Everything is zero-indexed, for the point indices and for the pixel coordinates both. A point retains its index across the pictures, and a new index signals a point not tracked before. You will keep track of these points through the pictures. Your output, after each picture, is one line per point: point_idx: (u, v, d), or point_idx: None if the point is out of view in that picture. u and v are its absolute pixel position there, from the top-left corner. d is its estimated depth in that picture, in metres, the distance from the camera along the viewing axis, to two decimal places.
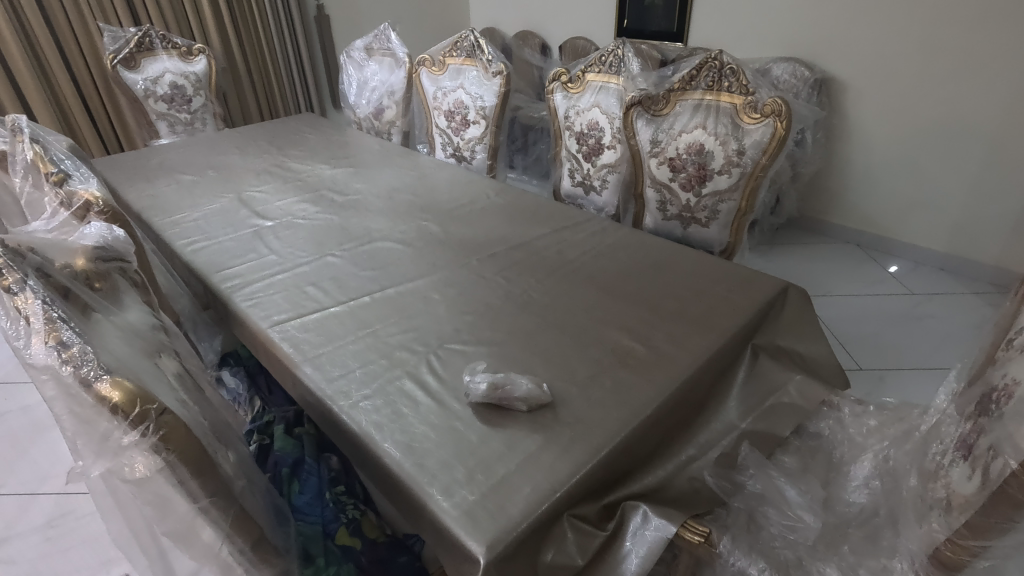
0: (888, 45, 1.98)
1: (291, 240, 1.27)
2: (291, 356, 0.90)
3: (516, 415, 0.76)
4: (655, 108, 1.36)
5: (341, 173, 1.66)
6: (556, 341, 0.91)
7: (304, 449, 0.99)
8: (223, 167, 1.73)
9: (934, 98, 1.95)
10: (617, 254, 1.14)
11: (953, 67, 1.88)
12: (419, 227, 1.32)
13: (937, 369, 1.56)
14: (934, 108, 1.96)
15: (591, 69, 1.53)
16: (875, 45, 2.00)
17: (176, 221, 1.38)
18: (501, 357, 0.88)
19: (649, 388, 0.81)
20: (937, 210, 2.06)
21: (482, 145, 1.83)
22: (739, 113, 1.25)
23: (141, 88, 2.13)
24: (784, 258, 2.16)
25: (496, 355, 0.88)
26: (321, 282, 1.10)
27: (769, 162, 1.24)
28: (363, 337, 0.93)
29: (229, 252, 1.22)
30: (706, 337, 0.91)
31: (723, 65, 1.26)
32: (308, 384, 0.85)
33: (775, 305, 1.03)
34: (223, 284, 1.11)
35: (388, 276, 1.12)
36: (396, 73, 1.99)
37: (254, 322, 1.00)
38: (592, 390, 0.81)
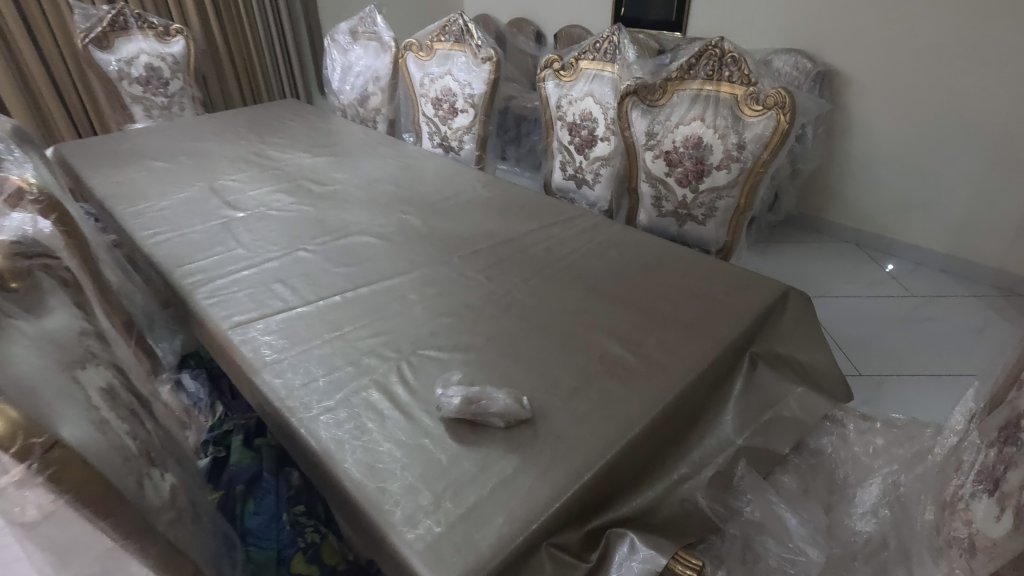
0: (894, 37, 1.90)
1: (261, 232, 1.19)
2: (250, 361, 0.82)
3: (492, 432, 0.69)
4: (651, 98, 1.29)
5: (321, 162, 1.58)
6: (540, 346, 0.83)
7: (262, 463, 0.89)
8: (197, 153, 1.63)
9: (940, 95, 1.88)
10: (609, 253, 1.07)
11: (961, 62, 1.81)
12: (399, 220, 1.24)
13: (940, 376, 1.50)
14: (939, 104, 1.89)
15: (585, 57, 1.45)
16: (880, 38, 1.93)
17: (140, 210, 1.29)
18: (480, 364, 0.80)
19: (639, 403, 0.74)
20: (939, 209, 2.00)
21: (471, 135, 1.75)
22: (740, 104, 1.18)
23: (114, 70, 2.03)
24: (782, 257, 2.10)
25: (474, 362, 0.81)
26: (290, 279, 1.02)
27: (771, 157, 1.16)
28: (331, 340, 0.86)
29: (193, 244, 1.14)
30: (702, 346, 0.84)
31: (724, 53, 1.18)
32: (266, 393, 0.77)
33: (776, 311, 0.96)
34: (184, 280, 1.02)
35: (362, 273, 1.04)
36: (382, 58, 1.90)
37: (214, 322, 0.92)
38: (577, 402, 0.73)
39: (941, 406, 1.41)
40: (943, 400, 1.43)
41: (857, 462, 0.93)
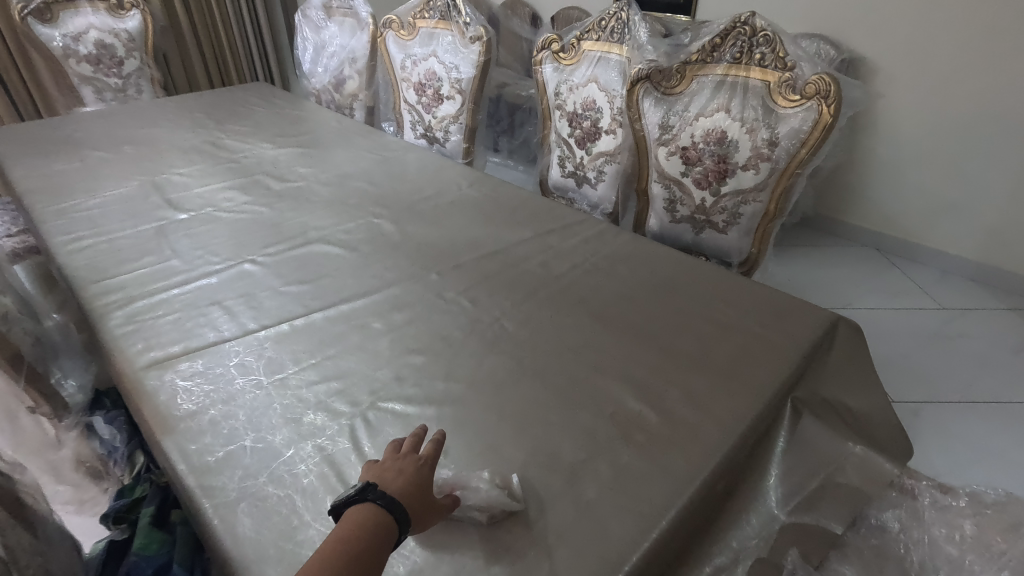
0: (927, 23, 1.72)
1: (203, 238, 0.99)
2: (162, 416, 0.64)
3: (470, 529, 0.52)
4: (667, 85, 1.11)
5: (286, 154, 1.38)
6: (533, 397, 0.65)
7: (173, 551, 0.62)
8: (144, 141, 1.43)
9: (977, 88, 1.71)
10: (618, 270, 0.89)
11: (1003, 52, 1.64)
12: (369, 224, 1.05)
13: (983, 407, 1.34)
14: (975, 98, 1.72)
15: (588, 36, 1.26)
16: (912, 24, 1.75)
17: (63, 210, 1.09)
18: (456, 423, 0.62)
19: (664, 481, 0.56)
20: (970, 213, 1.84)
21: (457, 125, 1.56)
22: (773, 93, 1.00)
23: (59, 46, 1.82)
24: (797, 263, 1.93)
25: (449, 420, 0.63)
26: (229, 301, 0.83)
27: (809, 156, 0.99)
28: (268, 388, 0.67)
29: (119, 253, 0.95)
30: (739, 399, 0.66)
31: (756, 31, 1.00)
32: (177, 465, 0.59)
33: (823, 346, 0.79)
34: (99, 301, 0.83)
35: (318, 293, 0.85)
36: (358, 36, 1.70)
37: (125, 359, 0.73)
38: (582, 484, 0.56)
39: (987, 443, 1.26)
40: (989, 435, 1.27)
41: None
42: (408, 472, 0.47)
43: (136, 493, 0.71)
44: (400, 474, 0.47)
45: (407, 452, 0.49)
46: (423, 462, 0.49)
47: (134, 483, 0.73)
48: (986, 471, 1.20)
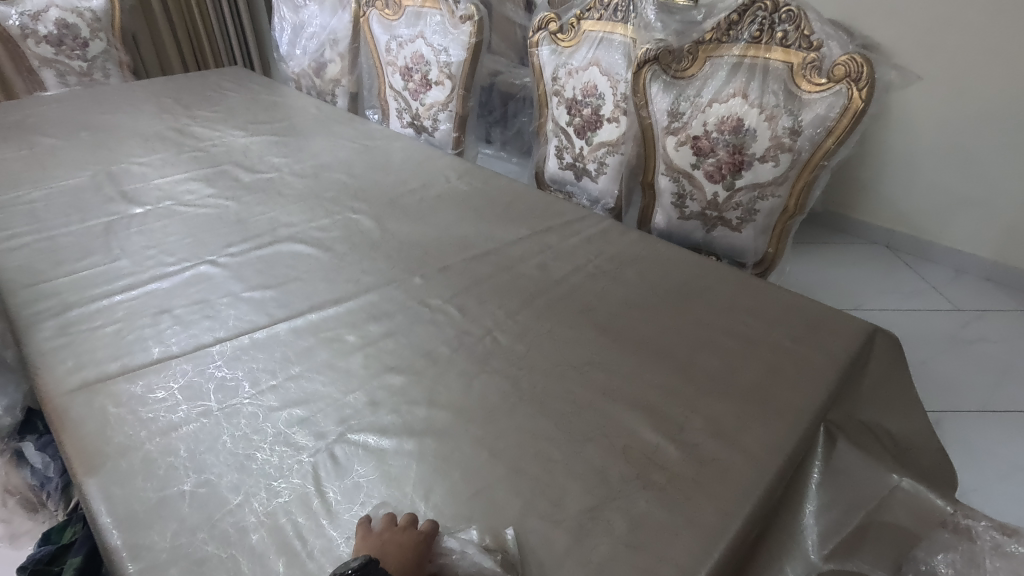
0: (946, 9, 1.64)
1: (158, 236, 0.88)
2: (88, 450, 0.54)
3: None
4: (677, 68, 1.00)
5: (258, 143, 1.27)
6: (529, 429, 0.56)
7: None
8: (104, 128, 1.31)
9: (996, 79, 1.63)
10: (626, 274, 0.79)
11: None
12: (346, 220, 0.95)
13: (1008, 417, 1.26)
14: (995, 89, 1.64)
15: (589, 15, 1.15)
16: (929, 9, 1.66)
17: (4, 203, 0.98)
18: (442, 461, 0.52)
19: (692, 534, 0.47)
20: (985, 209, 1.77)
21: (447, 113, 1.45)
22: (796, 76, 0.90)
23: (16, 25, 1.68)
24: (805, 261, 1.84)
25: (433, 455, 0.53)
26: (181, 309, 0.72)
27: (836, 146, 0.89)
28: (218, 416, 0.57)
29: (61, 253, 0.84)
30: (773, 428, 0.56)
31: (778, 6, 0.90)
32: (98, 514, 0.48)
33: (860, 362, 0.69)
34: (29, 308, 0.72)
35: (285, 300, 0.74)
36: (339, 16, 1.57)
37: (52, 379, 0.62)
38: (592, 540, 0.46)
39: (1014, 457, 1.18)
40: (1017, 448, 1.19)
41: None
42: (405, 548, 0.43)
43: (65, 537, 0.60)
44: (398, 549, 0.42)
45: (407, 525, 0.44)
46: (422, 537, 0.44)
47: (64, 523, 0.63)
48: (1015, 488, 1.12)
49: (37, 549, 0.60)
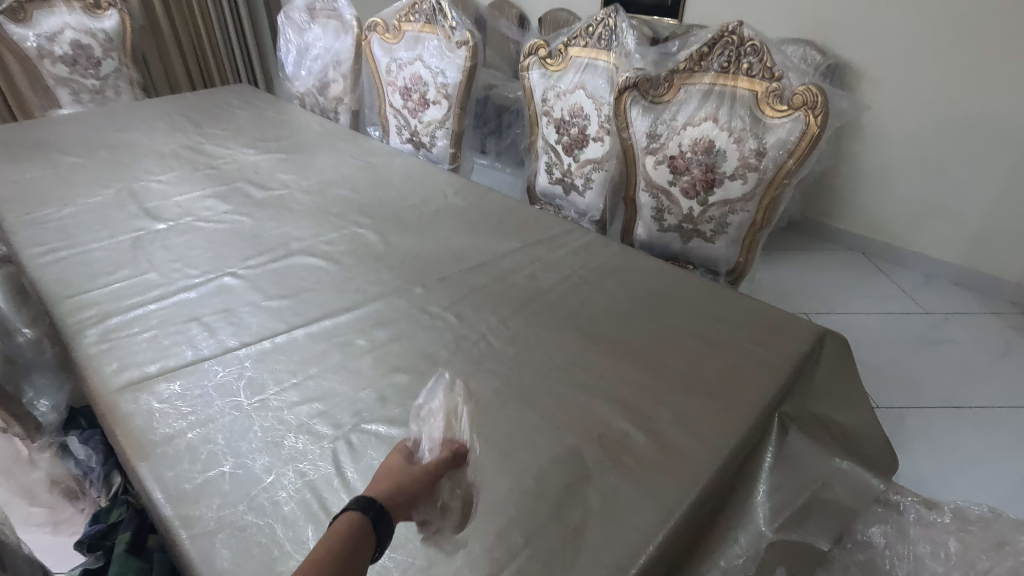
0: (911, 30, 1.75)
1: (181, 250, 0.97)
2: (138, 440, 0.62)
3: (457, 556, 0.51)
4: (655, 94, 1.10)
5: (268, 160, 1.35)
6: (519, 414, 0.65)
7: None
8: (121, 146, 1.40)
9: (960, 96, 1.74)
10: (606, 283, 0.88)
11: (985, 61, 1.67)
12: (352, 235, 1.04)
13: (968, 412, 1.36)
14: (959, 105, 1.75)
15: (575, 42, 1.25)
16: (896, 31, 1.78)
17: (36, 220, 1.06)
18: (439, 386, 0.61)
19: (655, 505, 0.55)
20: (955, 218, 1.87)
21: (443, 130, 1.54)
22: (760, 103, 1.00)
23: (33, 47, 1.77)
24: (785, 267, 1.94)
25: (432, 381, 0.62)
26: (208, 316, 0.81)
27: (796, 167, 0.99)
28: (249, 409, 0.65)
29: (95, 266, 0.92)
30: (728, 418, 0.65)
31: (743, 40, 1.00)
32: (152, 492, 0.57)
33: (810, 361, 0.78)
34: (72, 318, 0.81)
35: (300, 309, 0.83)
36: (342, 39, 1.67)
37: (99, 380, 0.71)
38: (569, 510, 0.55)
39: (972, 450, 1.27)
40: (976, 441, 1.29)
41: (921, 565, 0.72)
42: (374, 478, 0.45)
43: (114, 517, 0.69)
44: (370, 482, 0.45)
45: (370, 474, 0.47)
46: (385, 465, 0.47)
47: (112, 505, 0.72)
48: (969, 478, 1.21)
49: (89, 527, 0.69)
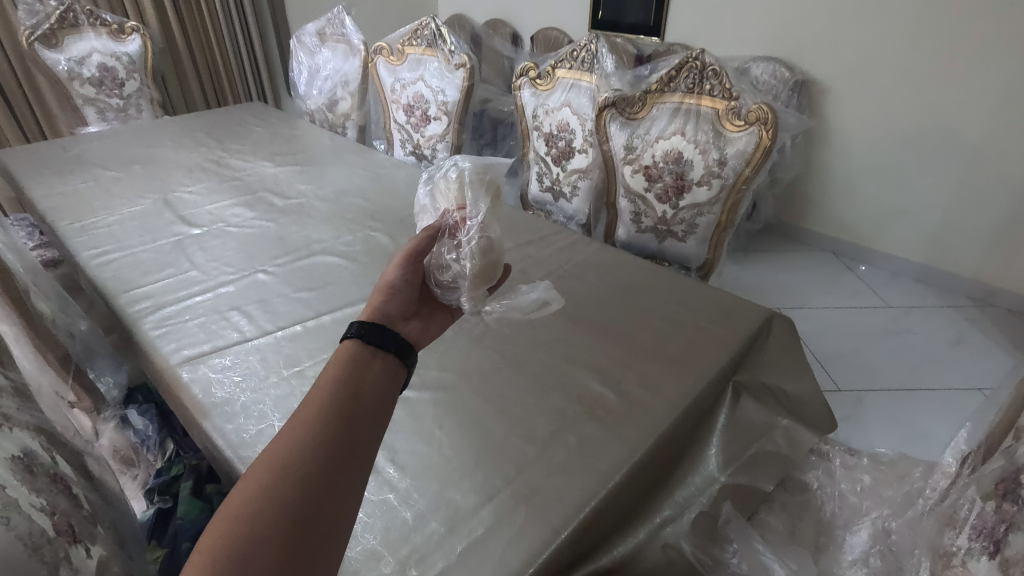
0: (868, 56, 2.07)
1: (217, 252, 1.11)
2: (199, 403, 0.76)
3: (462, 484, 0.64)
4: (630, 111, 1.25)
5: (286, 172, 1.50)
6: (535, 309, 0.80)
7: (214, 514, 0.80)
8: (151, 160, 1.54)
9: (911, 113, 2.05)
10: (588, 275, 1.03)
11: (931, 83, 1.98)
12: (366, 237, 1.18)
13: (921, 391, 1.52)
14: (910, 120, 2.07)
15: (561, 65, 1.40)
16: (855, 59, 2.11)
17: (85, 227, 1.20)
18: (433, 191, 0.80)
19: (620, 446, 0.69)
20: (913, 219, 2.19)
21: (444, 143, 1.68)
22: (721, 119, 1.14)
23: (64, 70, 1.92)
24: (760, 267, 2.12)
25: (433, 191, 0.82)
26: (246, 305, 0.95)
27: (752, 174, 1.13)
28: (289, 379, 0.79)
29: (144, 266, 1.06)
30: (684, 381, 0.79)
31: (705, 65, 1.15)
32: (217, 441, 0.71)
33: (759, 339, 0.89)
34: (130, 308, 0.94)
35: (325, 299, 0.97)
36: (351, 61, 1.83)
37: (161, 357, 0.84)
38: (553, 450, 0.68)
39: (926, 425, 1.41)
40: (929, 418, 1.43)
41: (844, 499, 0.92)
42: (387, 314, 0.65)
43: (173, 471, 0.89)
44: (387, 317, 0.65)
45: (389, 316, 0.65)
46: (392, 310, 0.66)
47: (170, 463, 0.91)
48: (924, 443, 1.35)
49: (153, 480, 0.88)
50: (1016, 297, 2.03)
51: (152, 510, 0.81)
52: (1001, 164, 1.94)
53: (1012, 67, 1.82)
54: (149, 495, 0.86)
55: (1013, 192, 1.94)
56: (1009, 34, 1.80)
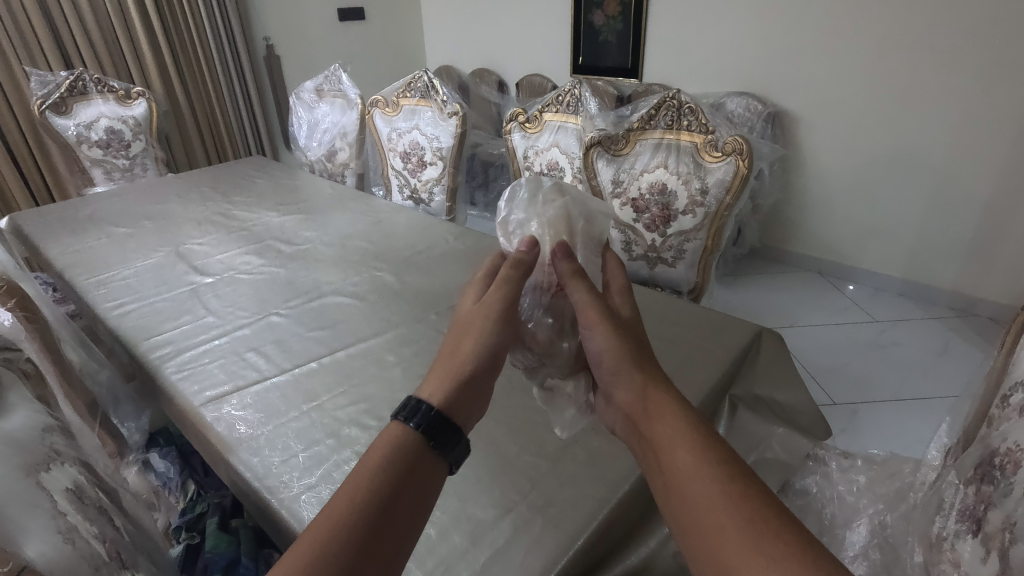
0: (834, 86, 2.22)
1: (231, 298, 1.16)
2: (225, 439, 0.79)
3: (481, 499, 0.68)
4: (615, 148, 1.33)
5: (291, 220, 1.56)
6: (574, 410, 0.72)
7: (240, 546, 0.90)
8: (161, 216, 1.61)
9: (879, 136, 2.18)
10: None
11: (894, 108, 2.11)
12: (372, 277, 1.23)
13: (909, 402, 1.65)
14: (878, 143, 2.20)
15: (548, 109, 1.50)
16: (821, 89, 2.26)
17: (103, 280, 1.25)
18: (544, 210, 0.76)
19: (626, 456, 0.73)
20: (892, 237, 2.29)
21: (440, 186, 1.77)
22: (700, 151, 1.23)
23: (73, 134, 2.01)
24: (748, 291, 2.33)
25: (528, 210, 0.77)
26: (262, 346, 1.00)
27: (733, 201, 1.21)
28: (308, 412, 0.83)
29: (162, 314, 1.11)
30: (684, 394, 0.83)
31: (682, 103, 1.24)
32: (244, 473, 0.74)
33: (750, 353, 0.94)
34: (152, 355, 0.99)
35: (339, 336, 1.02)
36: (348, 114, 1.94)
37: (185, 398, 0.88)
38: (563, 463, 0.73)
39: (911, 429, 1.55)
40: (913, 424, 1.57)
41: (843, 501, 0.96)
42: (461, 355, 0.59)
43: (197, 509, 0.99)
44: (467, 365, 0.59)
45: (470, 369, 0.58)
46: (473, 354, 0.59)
47: (193, 503, 1.02)
48: (911, 445, 1.49)
49: (177, 520, 0.98)
50: (996, 306, 2.11)
51: (182, 545, 0.92)
52: (966, 180, 2.05)
53: (964, 92, 1.96)
54: (175, 533, 0.97)
55: (980, 204, 2.05)
56: (958, 62, 1.94)
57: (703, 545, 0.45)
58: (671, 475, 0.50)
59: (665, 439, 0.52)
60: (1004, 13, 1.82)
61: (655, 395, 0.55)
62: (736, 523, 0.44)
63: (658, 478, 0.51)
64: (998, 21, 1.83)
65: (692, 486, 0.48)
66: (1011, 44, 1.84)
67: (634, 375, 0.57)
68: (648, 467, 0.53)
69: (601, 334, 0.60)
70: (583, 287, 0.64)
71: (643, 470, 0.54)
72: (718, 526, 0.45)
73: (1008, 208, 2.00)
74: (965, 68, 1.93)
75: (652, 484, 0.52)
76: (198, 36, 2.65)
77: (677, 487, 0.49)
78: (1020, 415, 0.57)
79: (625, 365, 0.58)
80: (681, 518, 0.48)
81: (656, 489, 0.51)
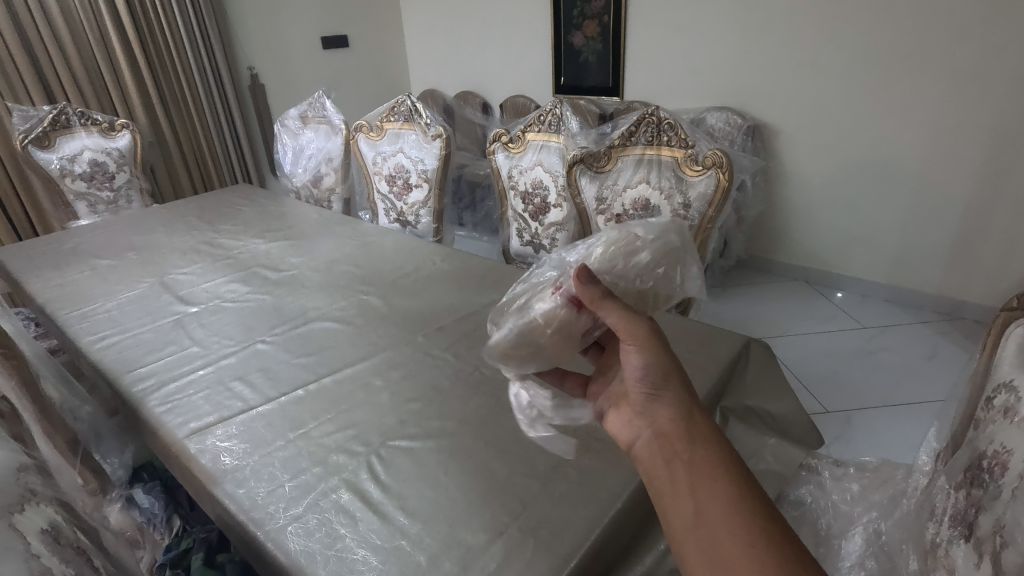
0: (810, 98, 2.27)
1: (216, 327, 1.15)
2: (209, 472, 0.77)
3: (472, 522, 0.67)
4: (597, 165, 1.35)
5: (276, 247, 1.56)
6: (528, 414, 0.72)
7: None
8: (146, 247, 1.60)
9: (857, 145, 2.23)
10: None
11: (870, 117, 2.16)
12: (359, 301, 1.23)
13: (900, 407, 1.66)
14: (856, 153, 2.24)
15: (531, 129, 1.52)
16: (798, 102, 2.31)
17: (85, 313, 1.23)
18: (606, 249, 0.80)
19: (618, 473, 0.72)
20: (876, 244, 2.32)
21: (427, 209, 1.78)
22: (681, 166, 1.24)
23: (56, 168, 2.00)
24: (737, 302, 2.34)
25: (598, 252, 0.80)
26: (248, 375, 0.99)
27: (715, 215, 1.20)
28: (295, 440, 0.82)
29: (146, 346, 1.09)
30: None
31: (661, 119, 1.26)
32: (229, 506, 0.72)
33: (739, 363, 0.95)
34: (135, 388, 0.97)
35: (325, 362, 1.01)
36: (333, 140, 1.95)
37: (168, 431, 0.86)
38: (555, 483, 0.72)
39: (904, 435, 1.55)
40: (905, 428, 1.57)
41: (838, 510, 0.95)
42: None
43: (182, 545, 0.98)
44: None
45: None
46: None
47: (179, 539, 1.00)
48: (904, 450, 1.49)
49: (162, 557, 0.97)
50: (981, 309, 2.13)
51: None
52: (944, 186, 2.09)
53: (935, 100, 2.01)
54: (160, 570, 0.95)
55: (959, 210, 2.09)
56: (930, 71, 1.99)
57: (729, 562, 0.46)
58: (708, 508, 0.50)
59: (705, 467, 0.53)
60: (971, 25, 1.88)
61: (694, 419, 0.56)
62: (772, 550, 0.46)
63: (688, 502, 0.51)
64: (965, 33, 1.89)
65: (732, 521, 0.48)
66: (978, 54, 1.89)
67: (676, 394, 0.58)
68: (677, 491, 0.53)
69: (640, 353, 0.59)
70: (620, 314, 0.59)
71: (667, 495, 0.53)
72: (747, 545, 0.46)
73: (986, 212, 2.03)
74: (934, 79, 1.99)
75: (676, 505, 0.52)
76: (182, 67, 2.67)
77: (714, 520, 0.49)
78: (1006, 416, 0.57)
79: (670, 383, 0.59)
80: (714, 546, 0.48)
81: (684, 509, 0.51)
